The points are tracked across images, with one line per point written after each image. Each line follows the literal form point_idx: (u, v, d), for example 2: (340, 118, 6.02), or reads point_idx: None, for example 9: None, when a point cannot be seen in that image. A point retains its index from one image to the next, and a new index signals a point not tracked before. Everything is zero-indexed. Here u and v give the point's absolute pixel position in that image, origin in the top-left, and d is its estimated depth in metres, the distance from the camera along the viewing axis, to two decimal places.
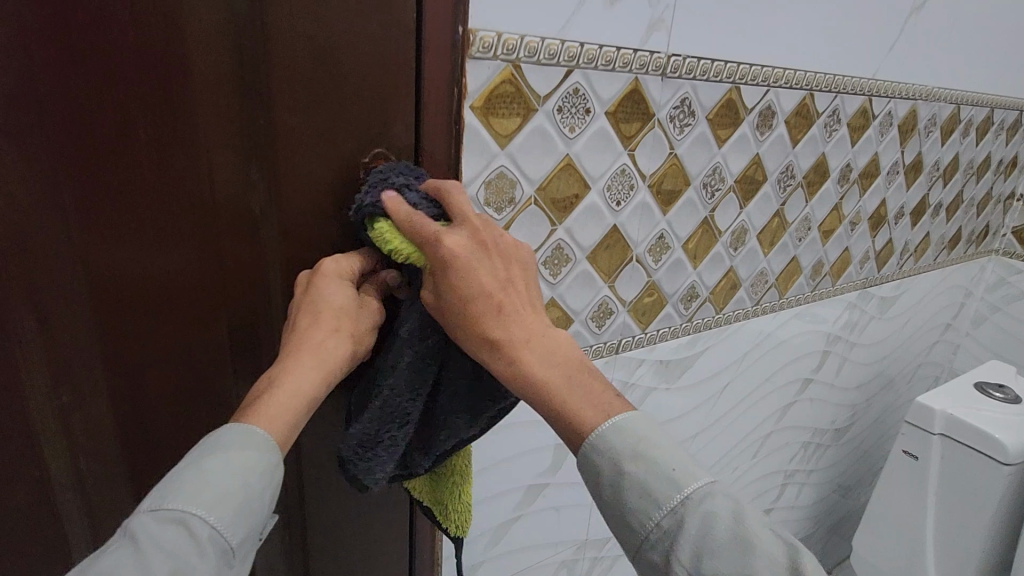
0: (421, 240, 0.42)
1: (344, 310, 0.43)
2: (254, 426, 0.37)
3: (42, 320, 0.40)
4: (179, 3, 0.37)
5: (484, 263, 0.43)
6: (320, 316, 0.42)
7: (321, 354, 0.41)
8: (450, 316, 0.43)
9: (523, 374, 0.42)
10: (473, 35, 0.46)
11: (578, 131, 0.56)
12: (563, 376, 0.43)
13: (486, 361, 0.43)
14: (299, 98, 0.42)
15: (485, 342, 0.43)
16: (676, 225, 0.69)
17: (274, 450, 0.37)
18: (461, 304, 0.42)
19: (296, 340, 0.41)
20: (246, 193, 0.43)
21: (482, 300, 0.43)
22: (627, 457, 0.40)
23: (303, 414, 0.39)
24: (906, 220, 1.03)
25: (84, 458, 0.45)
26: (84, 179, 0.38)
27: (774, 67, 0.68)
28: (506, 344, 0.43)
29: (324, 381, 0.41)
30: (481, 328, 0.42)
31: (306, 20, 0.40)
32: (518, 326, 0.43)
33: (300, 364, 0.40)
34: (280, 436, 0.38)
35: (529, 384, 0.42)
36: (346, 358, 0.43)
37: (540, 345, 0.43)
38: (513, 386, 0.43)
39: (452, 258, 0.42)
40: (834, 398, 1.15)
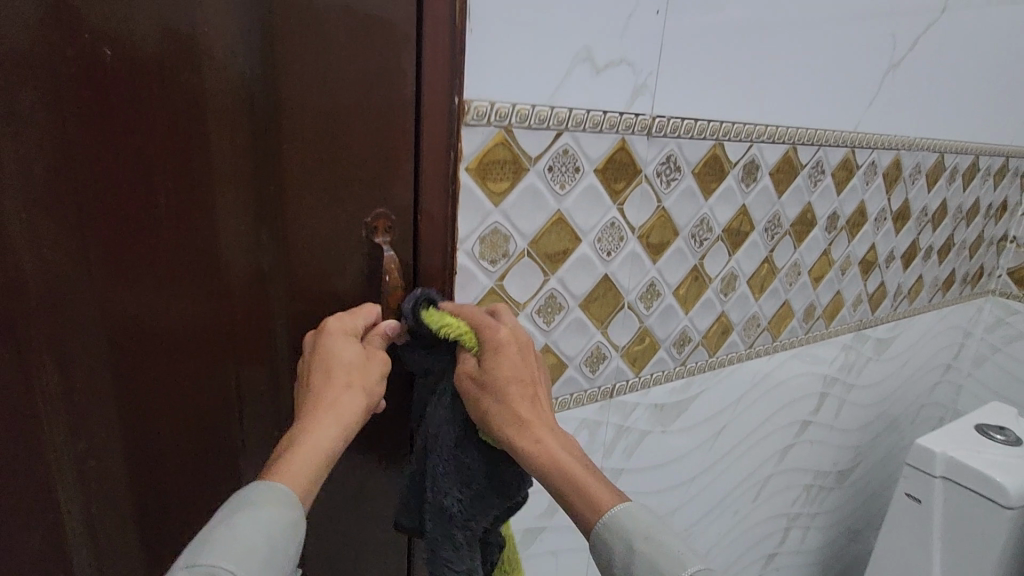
0: (480, 320, 0.49)
1: (354, 365, 0.46)
2: (278, 482, 0.39)
3: (64, 372, 0.43)
4: (202, 85, 0.41)
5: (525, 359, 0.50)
6: (333, 372, 0.45)
7: (336, 410, 0.43)
8: (487, 395, 0.48)
9: (549, 453, 0.46)
10: (469, 104, 0.50)
11: (568, 188, 0.59)
12: (581, 464, 0.46)
13: (514, 440, 0.46)
14: (309, 166, 0.46)
15: (515, 421, 0.47)
16: (666, 271, 0.72)
17: (300, 506, 0.39)
18: (502, 382, 0.47)
19: (312, 398, 0.44)
20: (256, 252, 0.47)
21: (521, 383, 0.48)
22: (637, 537, 0.41)
23: (324, 469, 0.42)
24: (897, 263, 1.05)
25: (96, 503, 0.47)
26: (111, 243, 0.42)
27: (756, 124, 0.71)
28: (533, 426, 0.47)
29: (341, 436, 0.43)
30: (516, 407, 0.47)
31: (314, 98, 0.44)
32: (545, 414, 0.48)
33: (318, 422, 0.42)
34: (304, 491, 0.40)
35: (551, 462, 0.45)
36: (360, 412, 0.45)
37: (558, 435, 0.47)
38: (537, 466, 0.46)
39: (506, 341, 0.49)
40: (834, 440, 1.15)
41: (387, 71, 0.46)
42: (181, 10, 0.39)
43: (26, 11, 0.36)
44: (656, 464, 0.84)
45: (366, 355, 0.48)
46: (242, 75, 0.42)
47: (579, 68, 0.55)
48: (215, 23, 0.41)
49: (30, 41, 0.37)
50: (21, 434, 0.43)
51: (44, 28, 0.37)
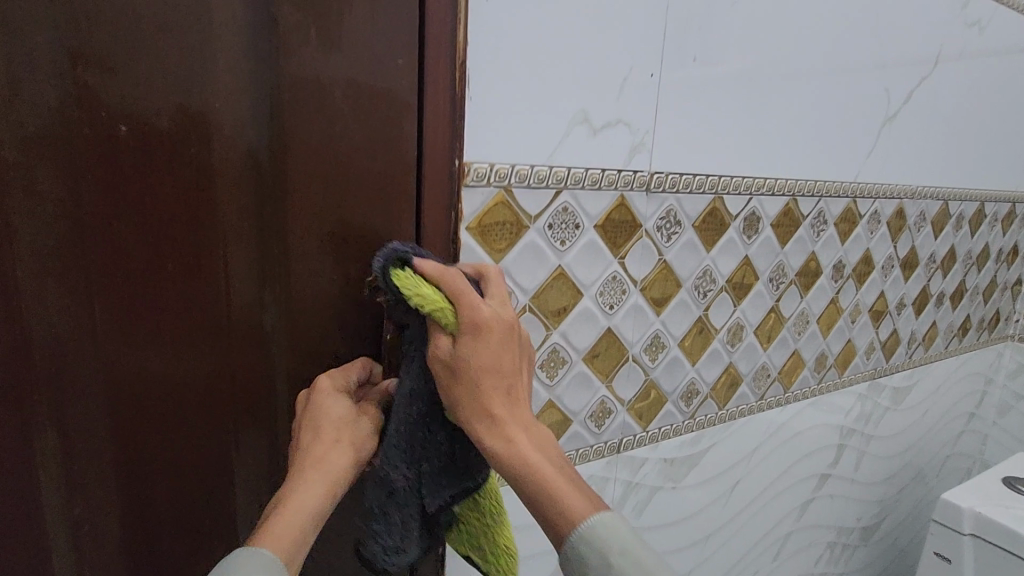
0: (461, 296, 0.43)
1: (343, 421, 0.46)
2: (260, 547, 0.38)
3: (65, 434, 0.43)
4: (212, 155, 0.43)
5: (510, 344, 0.45)
6: (321, 428, 0.45)
7: (323, 467, 0.43)
8: (459, 384, 0.44)
9: (519, 457, 0.43)
10: (468, 167, 0.52)
11: (569, 244, 0.60)
12: (557, 469, 0.43)
13: (484, 438, 0.43)
14: (312, 228, 0.47)
15: (487, 419, 0.44)
16: (670, 324, 0.71)
17: (283, 568, 0.37)
18: (478, 374, 0.43)
19: (301, 456, 0.44)
20: (258, 313, 0.48)
21: (499, 377, 0.44)
22: (615, 552, 0.40)
23: (311, 530, 0.41)
24: (908, 310, 1.04)
25: (89, 569, 0.46)
26: (117, 307, 0.43)
27: (755, 177, 0.73)
28: (506, 424, 0.44)
29: (327, 495, 0.42)
30: (490, 405, 0.43)
31: (319, 164, 0.46)
32: (522, 411, 0.45)
33: (305, 481, 0.42)
34: (290, 554, 0.39)
35: (524, 465, 0.43)
36: (349, 468, 0.44)
37: (534, 434, 0.45)
38: (506, 467, 0.43)
39: (489, 326, 0.43)
40: (856, 493, 1.11)
41: (389, 137, 0.48)
42: (193, 89, 0.42)
43: (48, 94, 0.39)
44: (667, 523, 0.81)
45: (357, 411, 0.47)
46: (250, 146, 0.44)
47: (576, 129, 0.57)
48: (226, 99, 0.43)
49: (50, 120, 0.39)
50: (19, 499, 0.43)
51: (64, 108, 0.39)
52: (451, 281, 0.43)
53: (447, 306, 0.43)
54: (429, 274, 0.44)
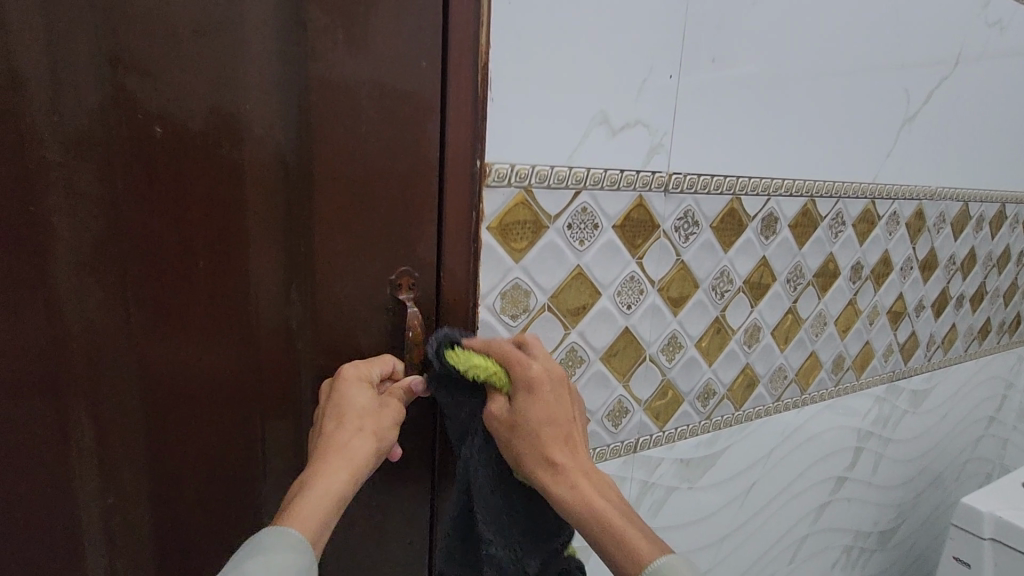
0: (512, 359, 0.50)
1: (367, 410, 0.46)
2: (288, 527, 0.39)
3: (99, 427, 0.45)
4: (242, 155, 0.44)
5: (558, 395, 0.51)
6: (345, 416, 0.46)
7: (346, 455, 0.44)
8: (521, 438, 0.50)
9: (582, 500, 0.48)
10: (490, 167, 0.52)
11: (587, 244, 0.60)
12: (616, 509, 0.48)
13: (550, 486, 0.49)
14: (338, 227, 0.48)
15: (550, 466, 0.49)
16: (687, 324, 0.72)
17: (306, 549, 0.38)
18: (536, 428, 0.49)
19: (325, 442, 0.45)
20: (286, 309, 0.49)
21: (555, 426, 0.50)
22: None
23: (333, 515, 0.42)
24: (927, 312, 1.03)
25: (120, 559, 0.48)
26: (150, 302, 0.44)
27: (773, 178, 0.73)
28: (568, 471, 0.49)
29: (351, 480, 0.43)
30: (550, 453, 0.49)
31: (344, 164, 0.47)
32: (581, 458, 0.50)
33: (328, 466, 0.43)
34: (312, 535, 0.40)
35: (586, 507, 0.48)
36: (371, 454, 0.45)
37: (593, 477, 0.50)
38: (571, 511, 0.48)
39: (539, 381, 0.49)
40: (874, 497, 1.10)
41: (412, 138, 0.49)
42: (224, 90, 0.43)
43: (88, 96, 0.40)
44: (683, 524, 0.81)
45: (380, 401, 0.48)
46: (279, 146, 0.45)
47: (595, 130, 0.58)
48: (257, 101, 0.44)
49: (89, 121, 0.40)
50: (56, 489, 0.44)
51: (102, 109, 0.40)
52: (501, 349, 0.50)
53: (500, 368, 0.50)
54: (478, 346, 0.50)
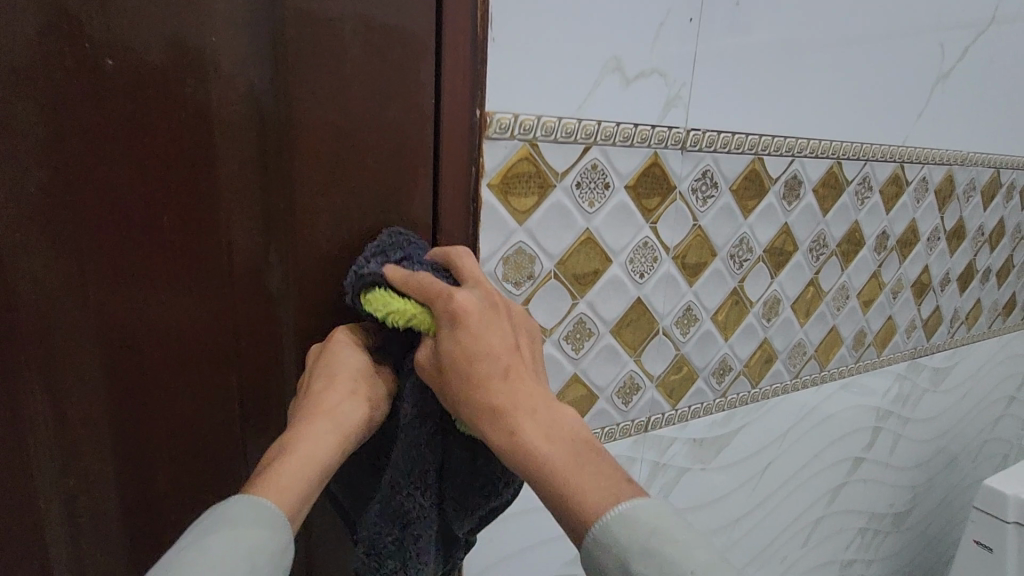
0: (430, 295, 0.40)
1: (360, 373, 0.43)
2: (263, 498, 0.34)
3: (57, 399, 0.41)
4: (209, 97, 0.39)
5: (495, 323, 0.40)
6: (336, 377, 0.41)
7: (335, 419, 0.39)
8: (451, 380, 0.39)
9: (523, 447, 0.36)
10: (490, 117, 0.47)
11: (597, 206, 0.55)
12: (572, 453, 0.35)
13: (488, 435, 0.37)
14: (321, 180, 0.43)
15: (487, 410, 0.37)
16: (704, 295, 0.67)
17: (285, 520, 0.34)
18: (464, 364, 0.38)
19: (310, 405, 0.40)
20: (265, 273, 0.44)
21: (491, 358, 0.38)
22: (635, 553, 0.31)
23: (316, 484, 0.37)
24: (952, 286, 0.98)
25: (87, 542, 0.44)
26: (110, 260, 0.39)
27: (797, 138, 0.67)
28: (510, 411, 0.37)
29: (339, 448, 0.39)
30: (485, 393, 0.38)
31: (327, 110, 0.41)
32: (528, 393, 0.38)
33: (313, 428, 0.38)
34: (292, 507, 0.35)
35: (529, 457, 0.36)
36: (361, 423, 0.41)
37: (547, 416, 0.37)
38: (513, 461, 0.36)
39: (465, 310, 0.39)
40: (890, 478, 1.06)
41: (405, 82, 0.43)
42: (187, 20, 0.37)
43: (28, 20, 0.35)
44: (694, 506, 0.77)
45: (375, 368, 0.44)
46: (251, 85, 0.40)
47: (607, 79, 0.52)
48: (224, 32, 0.39)
49: (30, 51, 0.35)
50: (13, 465, 0.40)
51: (45, 39, 0.35)
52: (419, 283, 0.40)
53: (422, 312, 0.41)
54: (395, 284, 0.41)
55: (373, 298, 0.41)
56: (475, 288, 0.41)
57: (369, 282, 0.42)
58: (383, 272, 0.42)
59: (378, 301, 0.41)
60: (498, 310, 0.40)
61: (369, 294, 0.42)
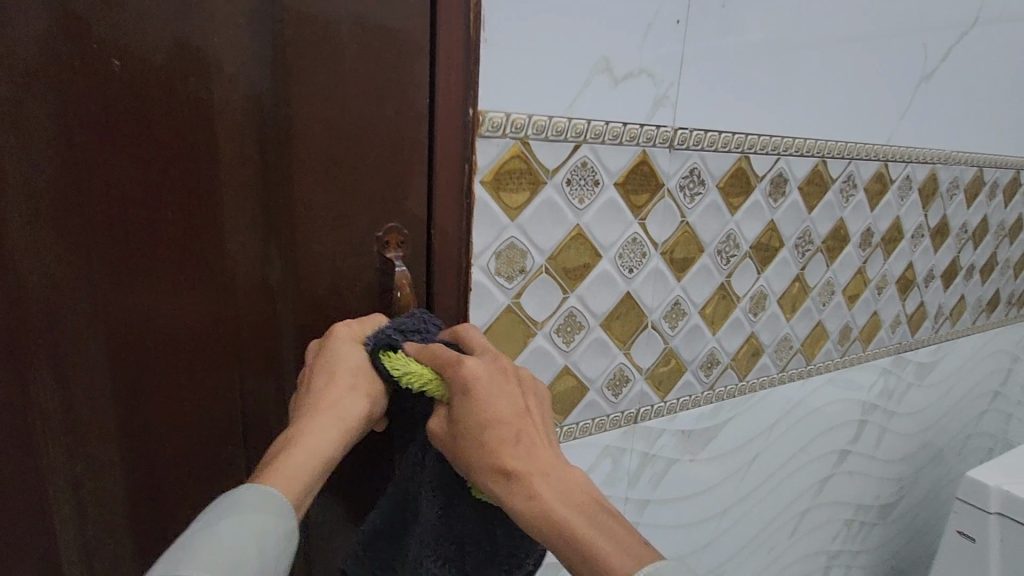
0: (442, 365, 0.41)
1: (360, 369, 0.44)
2: (271, 487, 0.36)
3: (63, 389, 0.42)
4: (211, 97, 0.41)
5: (505, 389, 0.41)
6: (337, 373, 0.43)
7: (337, 413, 0.41)
8: (464, 447, 0.40)
9: (539, 511, 0.37)
10: (483, 115, 0.49)
11: (587, 202, 0.57)
12: (588, 518, 0.37)
13: (503, 501, 0.39)
14: (319, 178, 0.44)
15: (501, 476, 0.39)
16: (691, 290, 0.69)
17: (291, 509, 0.36)
18: (476, 431, 0.40)
19: (313, 399, 0.42)
20: (265, 267, 0.45)
21: (501, 425, 0.40)
22: None
23: (320, 475, 0.39)
24: (936, 282, 1.00)
25: (92, 528, 0.45)
26: (115, 255, 0.41)
27: (783, 137, 0.69)
28: (524, 478, 0.38)
29: (341, 440, 0.40)
30: (497, 459, 0.39)
31: (325, 110, 0.43)
32: (538, 456, 0.40)
33: (317, 422, 0.40)
34: (297, 496, 0.37)
35: (547, 519, 0.37)
36: (362, 416, 0.42)
37: (558, 479, 0.39)
38: (529, 526, 0.38)
39: (475, 378, 0.40)
40: (876, 471, 1.08)
41: (400, 82, 0.45)
42: (189, 23, 0.39)
43: (36, 22, 0.36)
44: (683, 496, 0.79)
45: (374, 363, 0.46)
46: (251, 86, 0.42)
47: (596, 79, 0.54)
48: (225, 34, 0.40)
49: (39, 53, 0.36)
50: (18, 454, 0.42)
51: (53, 40, 0.36)
52: (432, 355, 0.42)
53: (437, 378, 0.42)
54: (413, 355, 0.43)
55: (390, 364, 0.43)
56: (484, 356, 0.42)
57: (387, 345, 0.44)
58: (403, 343, 0.44)
59: (396, 365, 0.43)
60: (506, 374, 0.42)
61: (386, 359, 0.44)
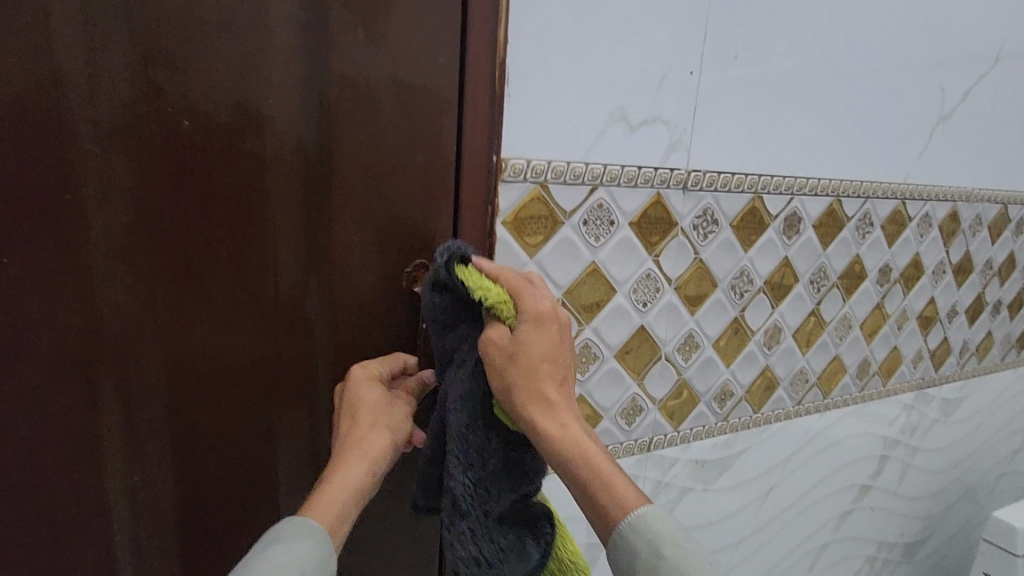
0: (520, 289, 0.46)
1: (378, 406, 0.48)
2: (306, 516, 0.40)
3: (126, 406, 0.47)
4: (265, 150, 0.46)
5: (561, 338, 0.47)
6: (357, 414, 0.47)
7: (361, 448, 0.45)
8: (518, 367, 0.44)
9: (573, 443, 0.44)
10: (505, 163, 0.53)
11: (603, 240, 0.60)
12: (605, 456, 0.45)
13: (538, 422, 0.44)
14: (355, 220, 0.49)
15: (542, 405, 0.44)
16: (705, 324, 0.71)
17: (327, 535, 0.40)
18: (537, 358, 0.45)
19: (342, 440, 0.46)
20: (305, 301, 0.50)
21: (554, 362, 0.46)
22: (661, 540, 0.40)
23: (354, 505, 0.43)
24: (960, 318, 0.99)
25: (144, 532, 0.50)
26: (179, 288, 0.46)
27: (797, 177, 0.71)
28: (561, 409, 0.45)
29: (368, 472, 0.44)
30: (547, 387, 0.45)
31: (363, 159, 0.48)
32: (572, 405, 0.46)
33: (346, 459, 0.45)
34: (332, 523, 0.41)
35: (577, 447, 0.44)
36: (387, 447, 0.46)
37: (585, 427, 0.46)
38: (556, 451, 0.44)
39: (548, 314, 0.46)
40: (899, 508, 1.07)
41: (429, 133, 0.50)
42: (250, 85, 0.44)
43: (123, 88, 0.42)
44: (697, 525, 0.80)
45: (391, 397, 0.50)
46: (300, 140, 0.47)
47: (613, 127, 0.57)
48: (278, 95, 0.45)
49: (121, 114, 0.42)
50: (84, 465, 0.46)
51: (135, 104, 0.42)
52: (509, 278, 0.46)
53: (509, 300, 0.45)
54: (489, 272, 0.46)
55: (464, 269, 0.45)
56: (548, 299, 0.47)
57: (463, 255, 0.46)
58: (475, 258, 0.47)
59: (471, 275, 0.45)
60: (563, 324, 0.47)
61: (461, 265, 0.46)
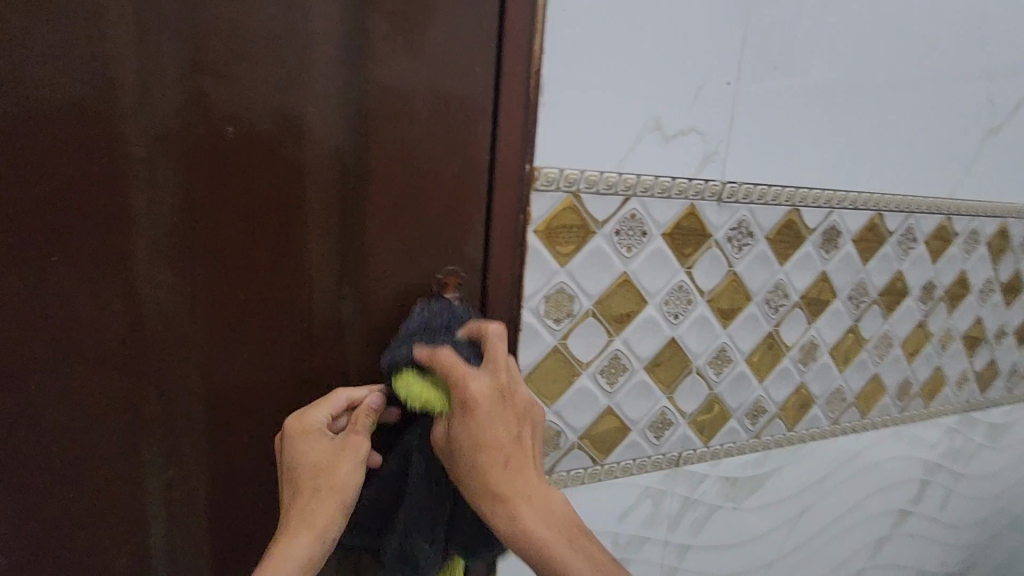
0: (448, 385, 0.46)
1: (315, 467, 0.46)
2: None
3: (165, 403, 0.48)
4: (304, 157, 0.47)
5: (503, 414, 0.47)
6: (298, 480, 0.46)
7: (303, 520, 0.44)
8: (462, 465, 0.47)
9: (522, 531, 0.45)
10: (539, 171, 0.53)
11: (634, 251, 0.60)
12: (558, 535, 0.45)
13: (488, 516, 0.46)
14: (389, 226, 0.50)
15: (489, 494, 0.46)
16: (738, 337, 0.69)
17: None
18: (474, 451, 0.46)
19: (287, 507, 0.46)
20: (338, 305, 0.51)
21: (491, 450, 0.46)
22: None
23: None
24: (1009, 339, 0.95)
25: (178, 526, 0.51)
26: (217, 290, 0.47)
27: (836, 190, 0.69)
28: (509, 497, 0.46)
29: (315, 543, 0.44)
30: (490, 481, 0.46)
31: (398, 166, 0.49)
32: (524, 484, 0.46)
33: (290, 531, 0.44)
34: None
35: (525, 535, 0.45)
36: (332, 512, 0.45)
37: (540, 504, 0.46)
38: (512, 540, 0.45)
39: (477, 400, 0.45)
40: (940, 536, 1.02)
41: (463, 142, 0.50)
42: (291, 93, 0.45)
43: (172, 95, 0.43)
44: (727, 544, 0.78)
45: (336, 442, 0.47)
46: (337, 147, 0.48)
47: (647, 137, 0.57)
48: (318, 103, 0.46)
49: (170, 120, 0.44)
50: (124, 458, 0.48)
51: (183, 111, 0.44)
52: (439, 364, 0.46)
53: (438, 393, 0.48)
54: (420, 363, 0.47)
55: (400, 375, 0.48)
56: (486, 372, 0.47)
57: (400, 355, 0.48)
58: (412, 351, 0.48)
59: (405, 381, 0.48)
60: (505, 395, 0.47)
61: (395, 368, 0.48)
